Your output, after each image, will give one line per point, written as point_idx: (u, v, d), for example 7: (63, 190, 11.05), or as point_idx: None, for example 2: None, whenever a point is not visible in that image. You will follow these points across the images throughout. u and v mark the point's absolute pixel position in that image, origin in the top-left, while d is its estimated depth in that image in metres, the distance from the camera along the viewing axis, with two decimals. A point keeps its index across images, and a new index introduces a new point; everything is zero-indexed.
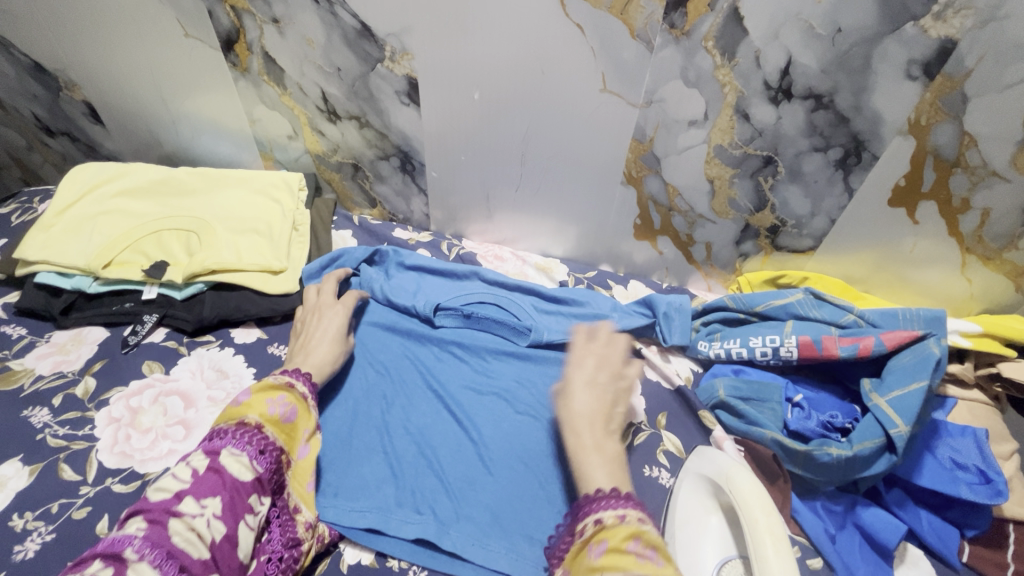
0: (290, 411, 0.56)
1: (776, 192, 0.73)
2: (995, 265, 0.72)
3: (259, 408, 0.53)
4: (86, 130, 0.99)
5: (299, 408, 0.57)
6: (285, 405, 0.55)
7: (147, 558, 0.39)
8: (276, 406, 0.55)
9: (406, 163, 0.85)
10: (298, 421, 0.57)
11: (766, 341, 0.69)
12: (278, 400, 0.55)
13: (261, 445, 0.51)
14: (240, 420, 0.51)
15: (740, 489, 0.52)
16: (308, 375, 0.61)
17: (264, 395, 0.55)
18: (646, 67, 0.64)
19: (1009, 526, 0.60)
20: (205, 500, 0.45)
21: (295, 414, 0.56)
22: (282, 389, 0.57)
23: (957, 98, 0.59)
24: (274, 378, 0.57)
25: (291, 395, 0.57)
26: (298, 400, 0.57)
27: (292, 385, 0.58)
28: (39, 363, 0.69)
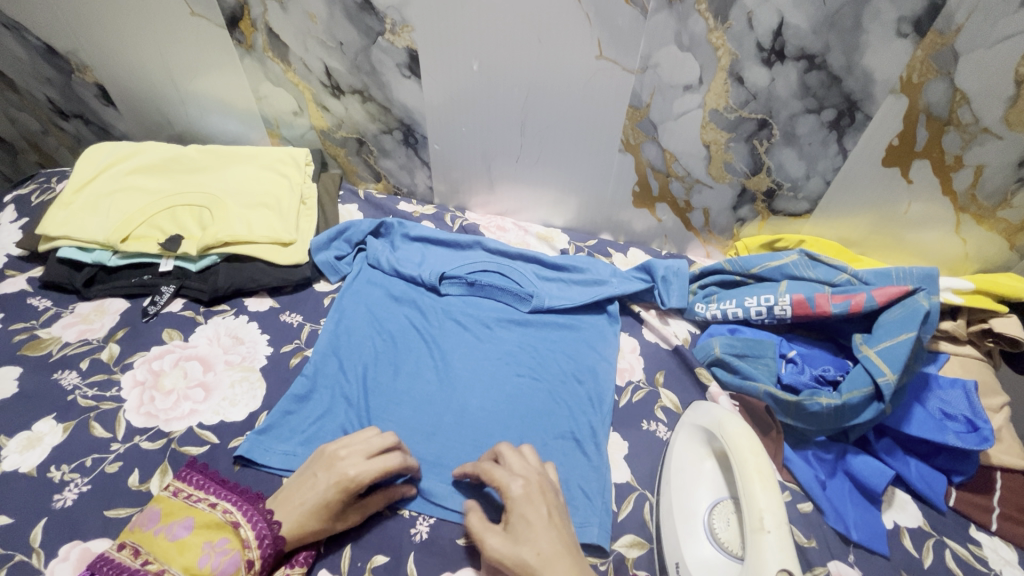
0: (224, 565, 0.49)
1: (771, 155, 0.74)
2: (989, 224, 0.73)
3: (190, 558, 0.49)
4: (98, 112, 1.01)
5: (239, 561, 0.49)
6: (221, 557, 0.49)
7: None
8: (209, 557, 0.49)
9: (408, 136, 0.87)
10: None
11: (760, 300, 0.71)
12: (216, 548, 0.49)
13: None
14: (161, 570, 0.48)
15: (731, 431, 0.54)
16: (269, 513, 0.52)
17: (202, 538, 0.50)
18: (641, 32, 0.66)
19: (996, 473, 0.63)
20: None
21: (232, 568, 0.48)
22: (226, 531, 0.51)
23: (948, 55, 0.60)
24: (221, 515, 0.51)
25: (234, 541, 0.50)
26: (240, 549, 0.50)
27: (239, 525, 0.51)
28: (66, 332, 0.73)
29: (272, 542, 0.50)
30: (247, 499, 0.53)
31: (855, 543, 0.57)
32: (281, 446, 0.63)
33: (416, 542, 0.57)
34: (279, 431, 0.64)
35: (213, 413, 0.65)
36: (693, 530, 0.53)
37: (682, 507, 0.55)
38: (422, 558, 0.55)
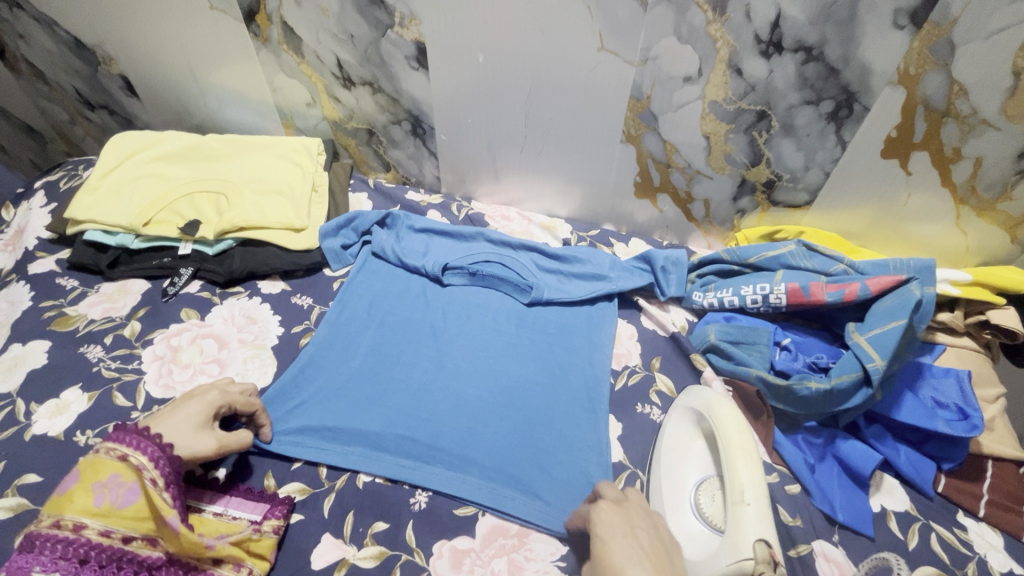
0: (124, 494, 0.49)
1: (771, 146, 0.75)
2: (989, 217, 0.73)
3: (83, 501, 0.48)
4: (122, 103, 1.06)
5: (140, 485, 0.50)
6: (117, 491, 0.49)
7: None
8: (103, 494, 0.48)
9: (417, 127, 0.90)
10: (138, 503, 0.49)
11: (756, 289, 0.73)
12: (108, 484, 0.49)
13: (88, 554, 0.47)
14: (58, 521, 0.47)
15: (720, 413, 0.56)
16: (155, 437, 0.52)
17: (91, 480, 0.49)
18: (641, 25, 0.67)
19: (988, 462, 0.63)
20: None
21: (135, 494, 0.49)
22: (110, 468, 0.50)
23: (944, 46, 0.60)
24: (105, 455, 0.50)
25: (122, 471, 0.50)
26: (137, 476, 0.50)
27: (126, 457, 0.50)
28: (92, 309, 0.77)
29: (168, 458, 0.52)
30: (123, 432, 0.52)
31: (840, 525, 0.59)
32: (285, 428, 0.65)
33: (414, 511, 0.59)
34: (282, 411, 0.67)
35: None
36: (678, 505, 0.55)
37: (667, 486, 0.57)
38: (421, 527, 0.58)
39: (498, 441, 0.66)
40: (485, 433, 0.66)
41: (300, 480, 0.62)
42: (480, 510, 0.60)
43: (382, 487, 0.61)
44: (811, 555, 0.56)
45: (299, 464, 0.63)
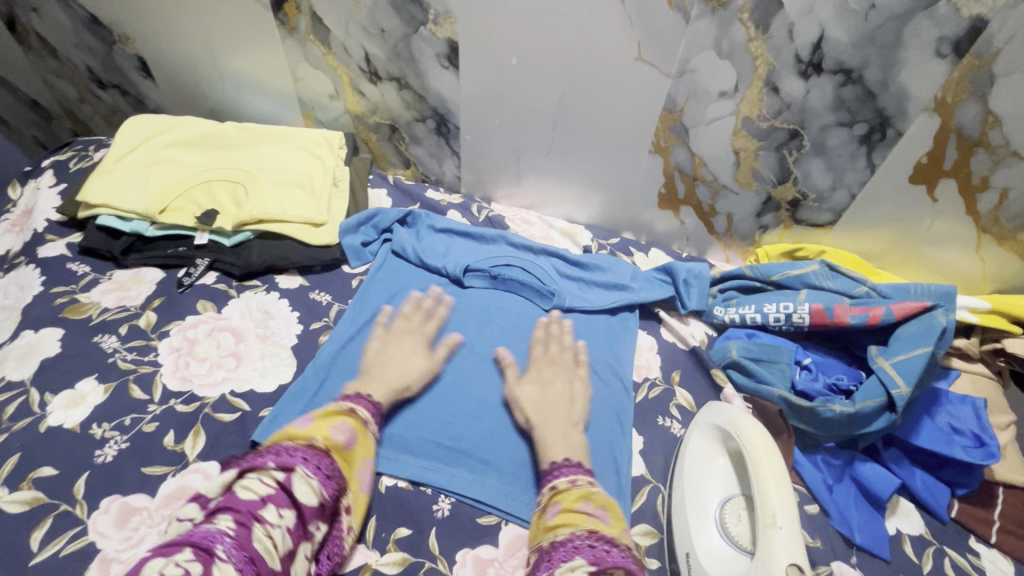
0: (351, 439, 0.57)
1: (800, 165, 0.75)
2: (1009, 245, 0.74)
3: (325, 432, 0.56)
4: (135, 84, 1.03)
5: (359, 436, 0.58)
6: (347, 434, 0.57)
7: (232, 560, 0.42)
8: (340, 432, 0.57)
9: (441, 125, 0.89)
10: (357, 447, 0.58)
11: (779, 307, 0.73)
12: (340, 426, 0.57)
13: (333, 478, 0.52)
14: (308, 441, 0.54)
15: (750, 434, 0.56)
16: (371, 400, 0.63)
17: (326, 421, 0.57)
18: (681, 37, 0.67)
19: (998, 488, 0.64)
20: (282, 512, 0.47)
21: (355, 442, 0.58)
22: (344, 416, 0.59)
23: (984, 77, 0.60)
24: (340, 406, 0.60)
25: (355, 422, 0.59)
26: (359, 427, 0.59)
27: (354, 411, 0.60)
28: (105, 297, 0.75)
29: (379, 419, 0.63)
30: (355, 394, 0.63)
31: (858, 546, 0.59)
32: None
33: (437, 518, 0.59)
34: (295, 406, 0.66)
35: (245, 382, 0.67)
36: (700, 521, 0.55)
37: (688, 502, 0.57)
38: (444, 534, 0.58)
39: (520, 448, 0.65)
40: (504, 439, 0.66)
41: None
42: (502, 519, 0.60)
43: (403, 492, 0.61)
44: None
45: None
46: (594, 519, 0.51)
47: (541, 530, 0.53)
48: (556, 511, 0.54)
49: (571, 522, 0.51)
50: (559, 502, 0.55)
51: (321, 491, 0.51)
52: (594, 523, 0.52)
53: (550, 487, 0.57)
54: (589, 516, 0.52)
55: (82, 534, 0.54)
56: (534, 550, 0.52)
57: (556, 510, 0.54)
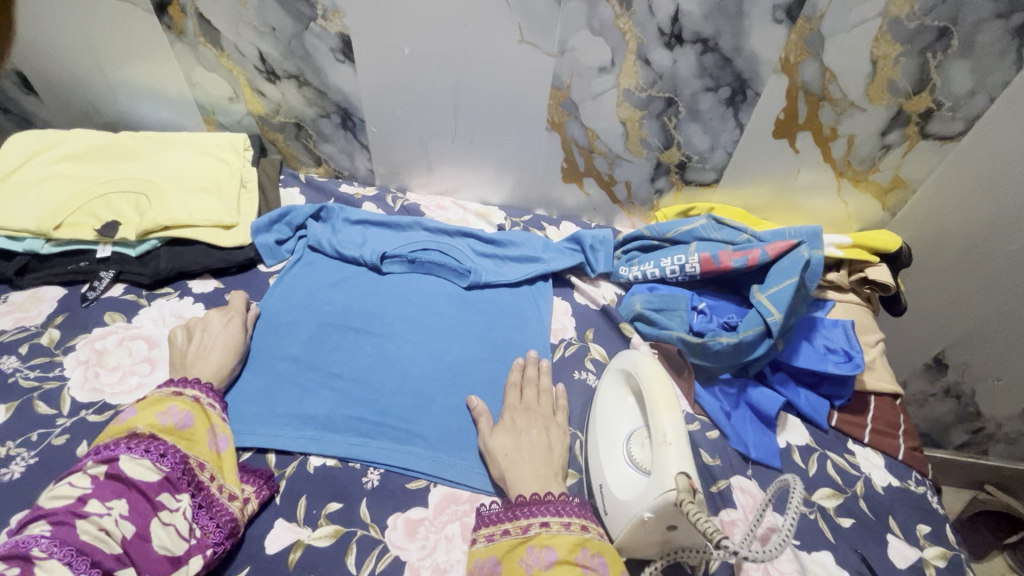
0: (185, 418, 0.58)
1: (680, 130, 0.82)
2: (864, 186, 0.85)
3: (150, 418, 0.56)
4: (18, 101, 0.99)
5: (196, 413, 0.59)
6: (181, 414, 0.58)
7: (55, 555, 0.43)
8: (167, 416, 0.57)
9: (346, 120, 0.90)
10: (197, 421, 0.58)
11: (674, 260, 0.80)
12: (169, 410, 0.57)
13: (169, 451, 0.54)
14: (132, 432, 0.54)
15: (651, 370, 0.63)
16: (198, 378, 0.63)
17: (153, 409, 0.57)
18: (557, 18, 0.72)
19: (870, 397, 0.74)
20: (110, 502, 0.48)
21: (192, 419, 0.58)
22: (171, 399, 0.59)
23: (816, 38, 0.69)
24: (163, 392, 0.59)
25: (186, 402, 0.59)
26: (192, 405, 0.59)
27: (181, 393, 0.60)
28: (1, 320, 0.72)
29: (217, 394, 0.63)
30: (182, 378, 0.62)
31: (754, 461, 0.66)
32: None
33: (367, 489, 0.61)
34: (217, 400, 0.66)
35: (161, 386, 0.67)
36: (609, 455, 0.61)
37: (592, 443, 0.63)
38: (375, 502, 0.60)
39: (446, 415, 0.68)
40: (429, 408, 0.69)
41: None
42: (431, 482, 0.63)
43: (333, 469, 0.62)
44: (729, 489, 0.63)
45: (247, 455, 0.63)
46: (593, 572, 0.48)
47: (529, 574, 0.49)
48: (553, 559, 0.49)
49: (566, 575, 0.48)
50: (554, 550, 0.50)
51: (156, 467, 0.52)
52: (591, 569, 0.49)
53: (542, 525, 0.53)
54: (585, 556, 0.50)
55: None
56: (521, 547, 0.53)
57: (551, 556, 0.50)
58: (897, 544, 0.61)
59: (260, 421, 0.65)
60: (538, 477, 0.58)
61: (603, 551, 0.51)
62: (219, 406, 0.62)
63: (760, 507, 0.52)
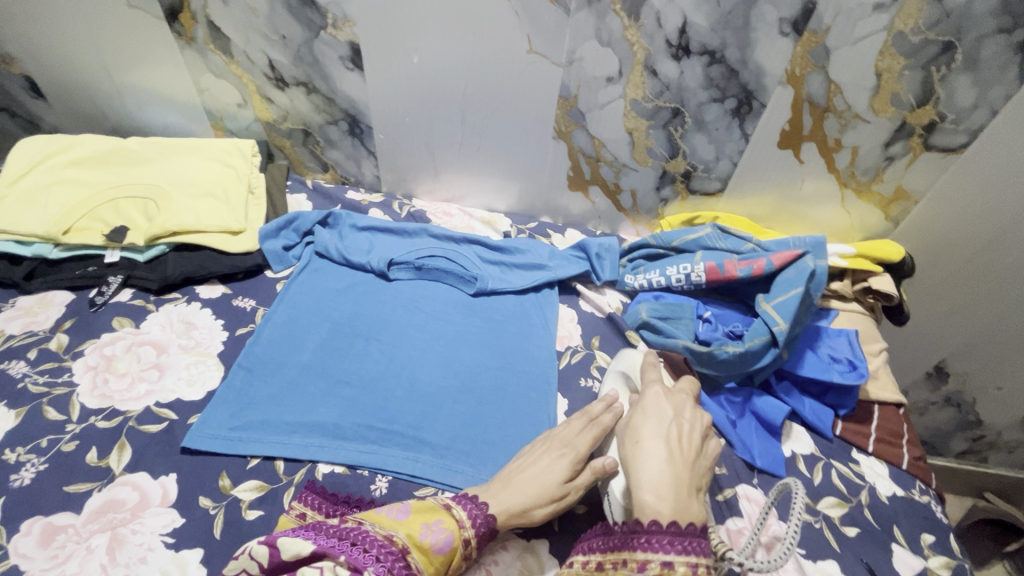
0: (443, 540, 0.51)
1: (686, 140, 0.83)
2: (867, 197, 0.86)
3: (413, 531, 0.50)
4: (26, 105, 0.99)
5: (452, 534, 0.52)
6: (393, 508, 0.53)
7: None
8: (430, 533, 0.51)
9: (354, 127, 0.91)
10: (415, 516, 0.53)
11: (679, 269, 0.80)
12: (434, 526, 0.51)
13: (369, 543, 0.47)
14: (389, 537, 0.49)
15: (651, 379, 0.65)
16: (473, 498, 0.55)
17: (420, 519, 0.52)
18: (565, 28, 0.73)
19: (874, 406, 0.74)
20: None
21: (449, 543, 0.51)
22: (440, 513, 0.53)
23: (821, 51, 0.70)
24: (437, 502, 0.54)
25: (450, 521, 0.52)
26: (455, 529, 0.52)
27: (451, 508, 0.54)
28: (9, 325, 0.72)
29: (486, 521, 0.53)
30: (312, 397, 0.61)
31: (759, 469, 0.67)
32: (227, 428, 0.64)
33: (376, 496, 0.61)
34: (225, 407, 0.66)
35: (170, 392, 0.67)
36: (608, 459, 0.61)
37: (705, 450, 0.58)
38: None
39: (454, 423, 0.69)
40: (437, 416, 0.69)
41: (257, 477, 0.61)
42: (439, 489, 0.63)
43: (341, 477, 0.63)
44: (735, 497, 0.64)
45: (255, 461, 0.63)
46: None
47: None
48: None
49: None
50: None
51: (367, 565, 0.45)
52: None
53: (664, 566, 0.47)
54: None
55: (3, 558, 0.52)
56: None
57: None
58: (902, 554, 0.62)
59: (268, 429, 0.65)
60: (676, 485, 0.52)
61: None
62: None
63: (762, 512, 0.56)
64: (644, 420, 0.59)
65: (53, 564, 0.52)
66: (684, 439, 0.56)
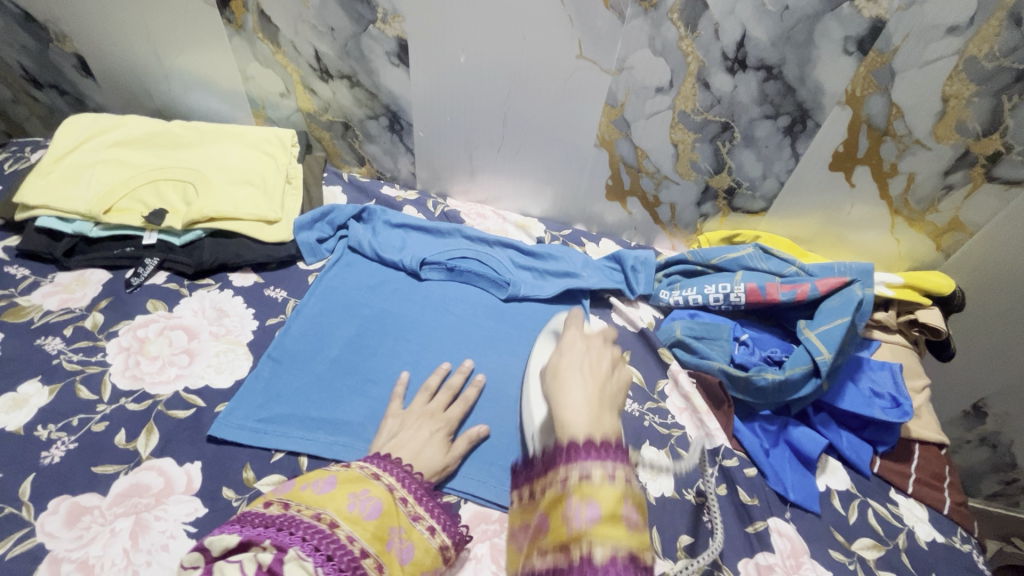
0: (372, 508, 0.50)
1: (733, 156, 0.80)
2: (919, 226, 0.82)
3: (339, 504, 0.49)
4: (75, 83, 1.01)
5: (383, 502, 0.51)
6: (318, 480, 0.51)
7: None
8: (357, 503, 0.49)
9: (394, 123, 0.90)
10: (342, 487, 0.51)
11: (718, 288, 0.78)
12: (361, 496, 0.50)
13: (296, 525, 0.46)
14: (316, 514, 0.47)
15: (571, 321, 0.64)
16: (398, 462, 0.56)
17: (346, 489, 0.50)
18: (618, 36, 0.71)
19: (915, 445, 0.71)
20: None
21: (379, 511, 0.50)
22: (366, 483, 0.52)
23: (886, 72, 0.67)
24: (361, 471, 0.53)
25: (377, 489, 0.52)
26: (382, 495, 0.51)
27: (378, 478, 0.53)
28: (47, 300, 0.73)
29: (414, 479, 0.55)
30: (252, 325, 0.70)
31: (791, 503, 0.65)
32: (254, 420, 0.64)
33: None
34: (252, 398, 0.66)
35: (199, 379, 0.67)
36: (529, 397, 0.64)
37: (619, 375, 0.56)
38: None
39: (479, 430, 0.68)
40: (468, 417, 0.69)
41: (281, 472, 0.61)
42: (460, 498, 0.62)
43: None
44: (766, 531, 0.62)
45: (279, 456, 0.62)
46: (637, 532, 0.43)
47: (569, 534, 0.44)
48: (595, 517, 0.44)
49: (612, 535, 0.42)
50: (596, 504, 0.44)
51: (291, 544, 0.44)
52: (633, 537, 0.43)
53: (582, 476, 0.46)
54: (631, 529, 0.43)
55: (30, 535, 0.52)
56: (553, 551, 0.45)
57: (591, 513, 0.44)
58: None
59: (295, 425, 0.65)
60: (592, 404, 0.51)
61: (639, 502, 0.46)
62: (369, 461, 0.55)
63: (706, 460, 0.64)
64: (562, 356, 0.58)
65: (77, 544, 0.52)
66: (595, 366, 0.55)
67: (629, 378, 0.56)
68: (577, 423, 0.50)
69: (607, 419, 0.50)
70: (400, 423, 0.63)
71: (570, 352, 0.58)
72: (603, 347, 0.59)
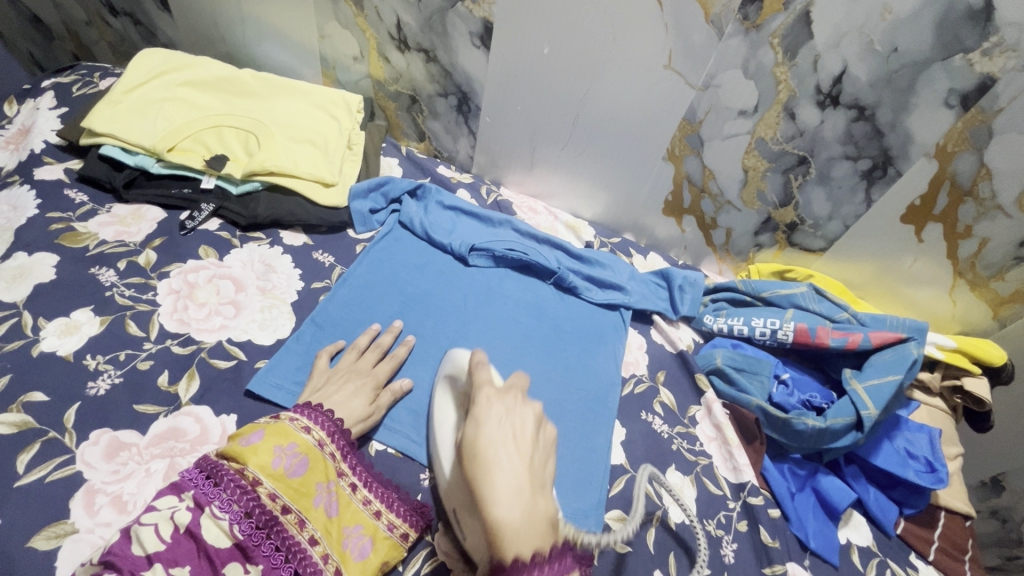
0: (296, 465, 0.52)
1: (803, 191, 0.78)
2: (980, 291, 0.77)
3: (263, 459, 0.51)
4: (149, 14, 1.01)
5: (310, 458, 0.53)
6: (248, 429, 0.53)
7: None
8: (282, 458, 0.52)
9: (462, 104, 0.89)
10: (270, 437, 0.52)
11: (766, 322, 0.77)
12: (286, 450, 0.52)
13: (220, 477, 0.49)
14: (241, 469, 0.50)
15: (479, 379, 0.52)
16: (331, 416, 0.57)
17: (272, 442, 0.52)
18: (712, 51, 0.69)
19: (941, 512, 0.69)
20: (173, 568, 0.45)
21: (305, 467, 0.52)
22: (295, 435, 0.54)
23: (984, 132, 0.64)
24: (289, 423, 0.54)
25: (303, 442, 0.54)
26: (308, 450, 0.54)
27: (307, 431, 0.55)
28: (103, 230, 0.74)
29: (344, 435, 0.57)
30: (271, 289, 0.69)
31: (811, 551, 0.64)
32: (292, 382, 0.64)
33: (424, 485, 0.61)
34: (292, 361, 0.66)
35: (242, 332, 0.68)
36: (439, 446, 0.59)
37: (544, 436, 0.47)
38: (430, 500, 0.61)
39: None
40: None
41: None
42: None
43: (393, 457, 0.63)
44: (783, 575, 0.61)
45: None
46: None
47: None
48: None
49: None
50: None
51: (209, 501, 0.48)
52: None
53: None
54: None
55: (69, 463, 0.53)
56: None
57: None
58: None
59: None
60: (525, 489, 0.42)
61: None
62: (302, 413, 0.56)
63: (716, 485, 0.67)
64: (480, 430, 0.44)
65: (114, 478, 0.53)
66: (519, 433, 0.45)
67: (553, 437, 0.48)
68: (508, 512, 0.40)
69: (541, 501, 0.42)
70: (324, 379, 0.63)
71: (488, 422, 0.45)
72: (522, 401, 0.49)
